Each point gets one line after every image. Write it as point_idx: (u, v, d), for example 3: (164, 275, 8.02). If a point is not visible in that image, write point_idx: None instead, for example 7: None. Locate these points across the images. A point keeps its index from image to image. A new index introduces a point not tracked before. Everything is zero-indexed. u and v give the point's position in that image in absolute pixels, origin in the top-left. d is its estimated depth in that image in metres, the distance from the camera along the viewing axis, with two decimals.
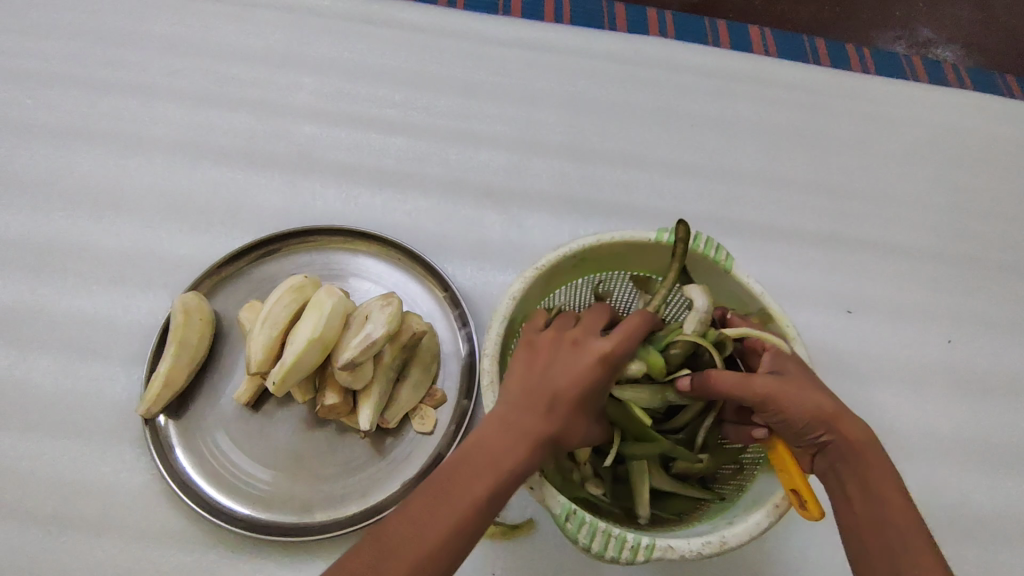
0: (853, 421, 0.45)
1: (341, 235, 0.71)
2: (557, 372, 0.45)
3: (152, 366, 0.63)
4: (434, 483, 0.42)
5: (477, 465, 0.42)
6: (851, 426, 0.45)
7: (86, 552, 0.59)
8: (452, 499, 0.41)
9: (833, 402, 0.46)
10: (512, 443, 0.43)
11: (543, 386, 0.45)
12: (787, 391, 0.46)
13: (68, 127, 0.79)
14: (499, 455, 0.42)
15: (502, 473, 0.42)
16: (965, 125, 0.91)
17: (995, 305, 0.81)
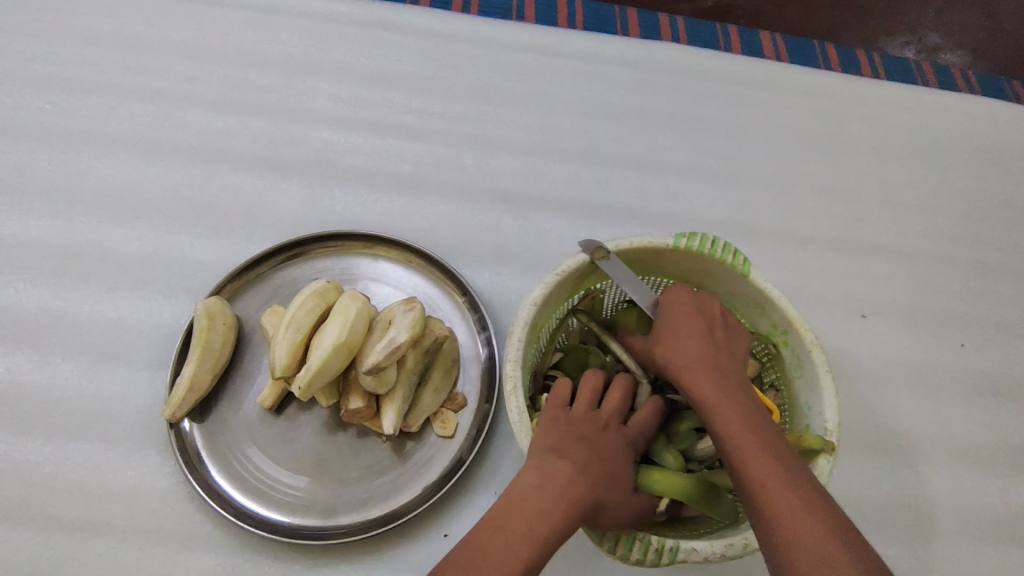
0: (687, 368, 0.51)
1: (360, 240, 0.71)
2: (591, 439, 0.50)
3: (176, 370, 0.64)
4: (476, 542, 0.44)
5: (520, 523, 0.44)
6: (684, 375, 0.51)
7: (112, 555, 0.60)
8: (494, 556, 0.43)
9: (670, 355, 0.52)
10: (553, 505, 0.45)
11: (578, 449, 0.48)
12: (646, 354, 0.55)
13: (88, 132, 0.80)
14: (540, 514, 0.45)
15: (544, 534, 0.44)
16: (975, 130, 0.92)
17: (1007, 309, 0.82)
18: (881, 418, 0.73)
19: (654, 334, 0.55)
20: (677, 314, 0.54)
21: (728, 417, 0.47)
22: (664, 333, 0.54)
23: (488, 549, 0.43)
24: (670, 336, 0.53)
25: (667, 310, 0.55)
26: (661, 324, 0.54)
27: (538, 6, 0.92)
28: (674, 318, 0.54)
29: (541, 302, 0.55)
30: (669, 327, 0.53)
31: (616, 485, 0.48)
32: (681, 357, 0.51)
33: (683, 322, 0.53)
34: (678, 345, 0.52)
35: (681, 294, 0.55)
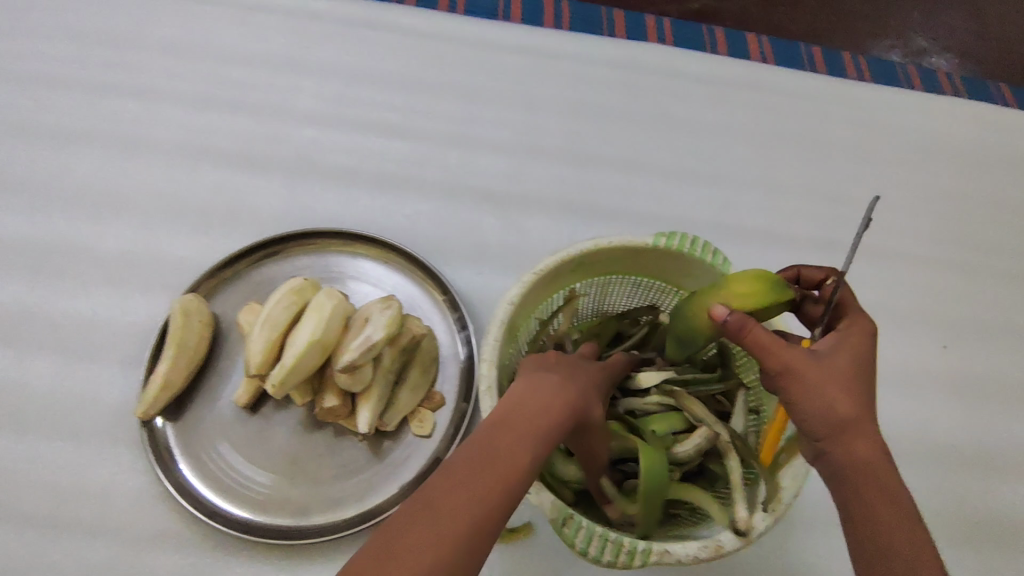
0: (873, 433, 0.43)
1: (339, 238, 0.71)
2: (570, 369, 0.48)
3: (150, 368, 0.63)
4: (471, 457, 0.40)
5: (517, 432, 0.41)
6: (869, 441, 0.43)
7: (82, 553, 0.59)
8: (495, 463, 0.40)
9: (860, 412, 0.43)
10: (547, 410, 0.43)
11: (562, 374, 0.47)
12: (816, 378, 0.43)
13: (69, 128, 0.79)
14: (535, 416, 0.43)
15: (538, 438, 0.42)
16: (959, 133, 0.92)
17: (990, 312, 0.82)
18: None
19: (838, 367, 0.44)
20: (868, 360, 0.45)
21: (907, 499, 0.42)
22: (855, 379, 0.44)
23: (487, 459, 0.40)
24: (860, 386, 0.44)
25: (854, 349, 0.45)
26: (844, 363, 0.44)
27: (524, 7, 0.92)
28: (863, 363, 0.45)
29: (518, 301, 0.54)
30: (857, 373, 0.44)
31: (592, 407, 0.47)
32: (872, 418, 0.44)
33: (870, 372, 0.45)
34: (868, 403, 0.44)
35: (874, 333, 0.46)
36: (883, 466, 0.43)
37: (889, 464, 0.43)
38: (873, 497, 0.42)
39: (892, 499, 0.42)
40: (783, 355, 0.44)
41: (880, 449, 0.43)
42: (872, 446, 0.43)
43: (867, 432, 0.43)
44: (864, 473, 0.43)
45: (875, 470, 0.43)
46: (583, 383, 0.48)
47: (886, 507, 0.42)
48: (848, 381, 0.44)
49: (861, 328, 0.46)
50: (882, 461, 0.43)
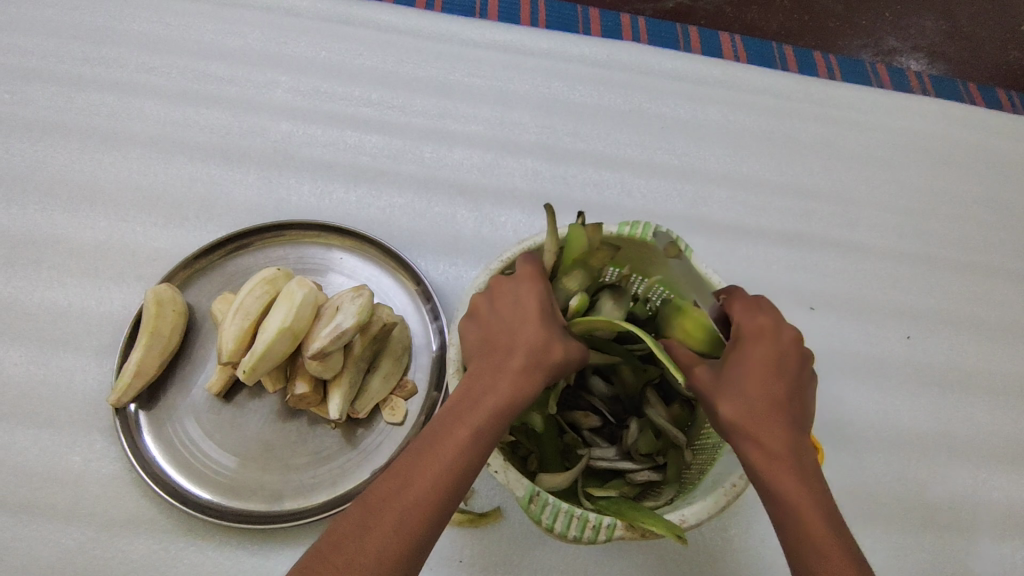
0: (757, 433, 0.44)
1: (314, 229, 0.72)
2: (512, 315, 0.48)
3: (123, 356, 0.64)
4: (398, 474, 0.44)
5: (449, 436, 0.44)
6: (754, 443, 0.44)
7: (54, 539, 0.60)
8: (417, 480, 0.43)
9: (744, 416, 0.44)
10: (483, 398, 0.46)
11: (500, 333, 0.48)
12: (704, 391, 0.47)
13: (46, 122, 0.80)
14: (466, 410, 0.45)
15: (473, 427, 0.44)
16: (926, 130, 0.95)
17: (953, 303, 0.84)
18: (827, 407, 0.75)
19: (722, 376, 0.47)
20: (762, 362, 0.46)
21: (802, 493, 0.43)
22: (734, 384, 0.46)
23: (412, 478, 0.43)
24: (742, 389, 0.45)
25: (743, 355, 0.46)
26: (729, 374, 0.46)
27: (501, 5, 0.94)
28: (746, 369, 0.46)
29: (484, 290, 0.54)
30: (738, 376, 0.46)
31: (544, 347, 0.47)
32: (757, 417, 0.44)
33: (756, 373, 0.45)
34: (751, 404, 0.45)
35: (767, 331, 0.47)
36: (775, 464, 0.43)
37: (780, 463, 0.43)
38: (765, 493, 0.44)
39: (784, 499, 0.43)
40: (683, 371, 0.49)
41: (770, 452, 0.44)
42: (758, 449, 0.44)
43: (754, 435, 0.44)
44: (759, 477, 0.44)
45: (764, 469, 0.44)
46: (524, 328, 0.48)
47: (781, 504, 0.43)
48: (728, 390, 0.46)
49: (747, 327, 0.47)
50: (766, 469, 0.43)
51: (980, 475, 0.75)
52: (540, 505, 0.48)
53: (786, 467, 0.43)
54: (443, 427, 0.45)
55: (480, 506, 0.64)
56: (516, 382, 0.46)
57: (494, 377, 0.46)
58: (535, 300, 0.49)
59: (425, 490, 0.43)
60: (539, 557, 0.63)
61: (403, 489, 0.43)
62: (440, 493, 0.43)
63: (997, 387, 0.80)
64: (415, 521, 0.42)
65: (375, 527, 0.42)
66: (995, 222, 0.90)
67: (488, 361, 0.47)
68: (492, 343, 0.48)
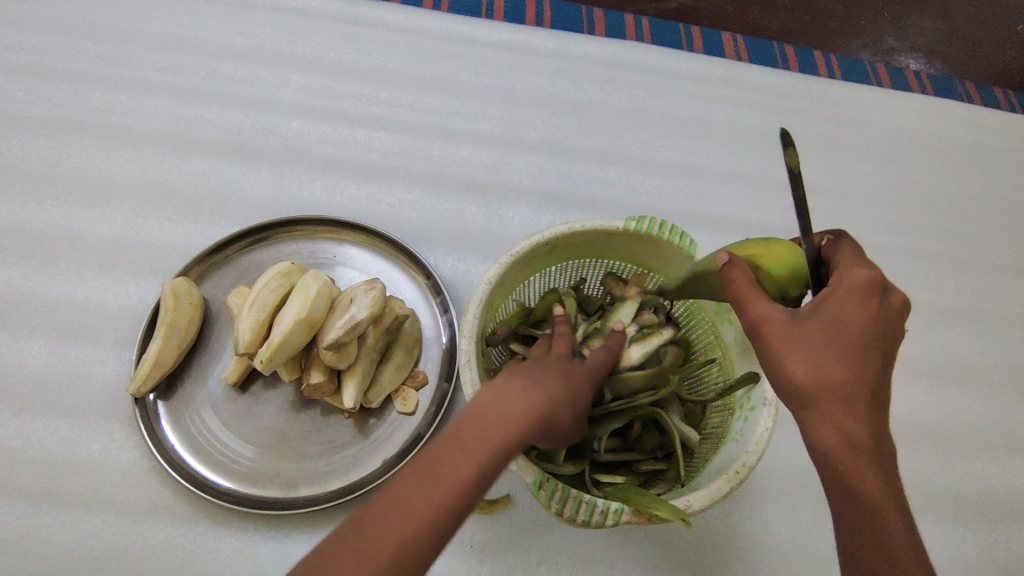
0: (836, 407, 0.42)
1: (326, 225, 0.73)
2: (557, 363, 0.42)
3: (142, 348, 0.65)
4: (391, 509, 0.37)
5: (455, 472, 0.38)
6: (827, 415, 0.42)
7: (75, 525, 0.61)
8: (412, 519, 0.37)
9: (822, 385, 0.42)
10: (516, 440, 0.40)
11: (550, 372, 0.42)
12: (778, 344, 0.43)
13: (62, 119, 0.81)
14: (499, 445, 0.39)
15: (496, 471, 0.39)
16: (924, 128, 0.96)
17: (951, 297, 0.86)
18: None
19: (796, 333, 0.43)
20: (841, 321, 0.42)
21: (868, 473, 0.42)
22: (820, 345, 0.42)
23: (406, 517, 0.37)
24: (827, 354, 0.42)
25: (847, 310, 0.43)
26: (820, 327, 0.43)
27: (507, 5, 0.95)
28: (845, 329, 0.42)
29: (496, 281, 0.56)
30: (833, 336, 0.42)
31: (571, 403, 0.41)
32: (837, 391, 0.42)
33: (855, 336, 0.42)
34: (835, 377, 0.42)
35: (863, 290, 0.43)
36: (843, 438, 0.42)
37: (856, 441, 0.42)
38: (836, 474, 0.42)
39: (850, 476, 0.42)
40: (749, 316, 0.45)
41: (840, 425, 0.42)
42: (830, 423, 0.42)
43: (830, 408, 0.42)
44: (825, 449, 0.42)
45: (831, 441, 0.42)
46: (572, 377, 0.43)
47: (845, 475, 0.42)
48: (818, 348, 0.42)
49: (848, 282, 0.43)
50: (847, 445, 0.42)
51: (977, 464, 0.76)
52: (549, 490, 0.49)
53: (860, 448, 0.41)
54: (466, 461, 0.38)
55: (490, 493, 0.65)
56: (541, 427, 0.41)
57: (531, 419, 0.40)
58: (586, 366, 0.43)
59: (419, 534, 0.37)
60: (547, 543, 0.65)
61: (395, 529, 0.37)
62: (433, 539, 0.37)
63: (994, 380, 0.82)
64: (411, 548, 0.37)
65: (370, 560, 0.36)
66: (992, 218, 0.92)
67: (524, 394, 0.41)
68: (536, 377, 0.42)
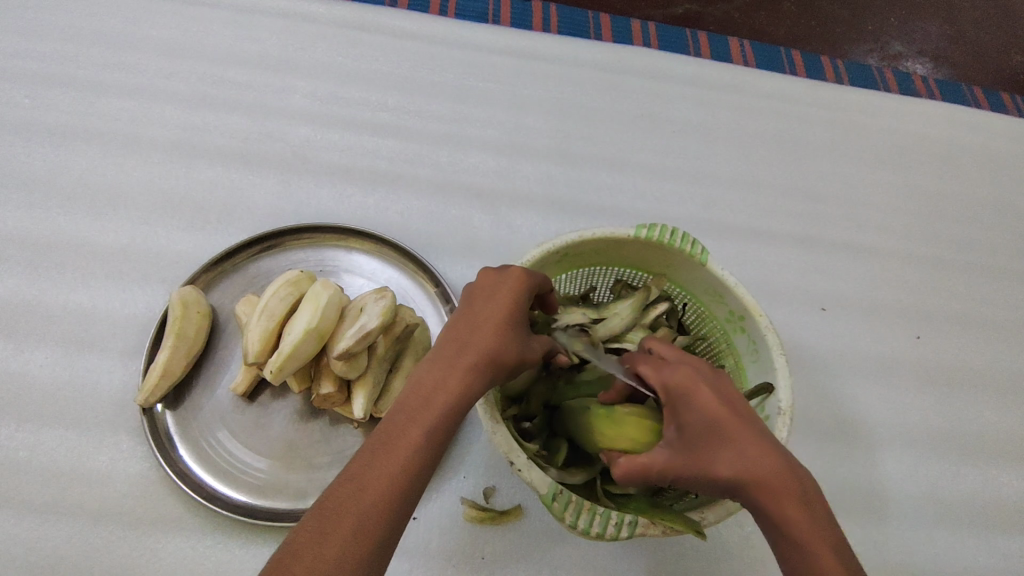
0: (760, 478, 0.41)
1: (334, 232, 0.73)
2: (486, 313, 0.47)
3: (150, 357, 0.65)
4: (354, 475, 0.42)
5: (405, 435, 0.43)
6: (756, 483, 0.41)
7: (82, 538, 0.61)
8: (373, 481, 0.42)
9: (731, 467, 0.42)
10: (434, 396, 0.44)
11: (462, 334, 0.47)
12: (681, 469, 0.43)
13: (68, 126, 0.81)
14: (420, 406, 0.44)
15: (427, 423, 0.43)
16: (932, 133, 0.96)
17: (961, 303, 0.85)
18: (840, 405, 0.76)
19: (688, 448, 0.44)
20: (706, 410, 0.44)
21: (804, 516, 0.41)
22: (705, 442, 0.43)
23: (368, 481, 0.42)
24: (711, 447, 0.43)
25: (691, 400, 0.44)
26: (684, 432, 0.44)
27: (514, 11, 0.95)
28: (695, 417, 0.44)
29: None
30: (697, 427, 0.43)
31: (497, 348, 0.46)
32: (754, 463, 0.41)
33: (699, 416, 0.44)
34: (747, 457, 0.41)
35: (695, 379, 0.45)
36: (781, 498, 0.41)
37: (788, 495, 0.41)
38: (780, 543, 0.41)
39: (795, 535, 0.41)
40: (649, 466, 0.44)
41: (772, 493, 0.41)
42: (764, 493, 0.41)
43: (760, 482, 0.41)
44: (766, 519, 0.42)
45: (777, 511, 0.41)
46: (478, 331, 0.46)
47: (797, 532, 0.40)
48: (697, 446, 0.43)
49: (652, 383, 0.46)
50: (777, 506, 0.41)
51: (990, 473, 0.76)
52: (563, 502, 0.48)
53: (796, 498, 0.41)
54: (396, 428, 0.44)
55: (501, 503, 0.65)
56: (466, 379, 0.45)
57: (446, 371, 0.45)
58: (507, 300, 0.47)
59: (379, 493, 0.41)
60: (559, 554, 0.64)
61: (359, 491, 0.41)
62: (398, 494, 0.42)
63: (1006, 387, 0.81)
64: (369, 517, 0.41)
65: (334, 533, 0.40)
66: (1001, 224, 0.92)
67: (439, 365, 0.45)
68: (453, 346, 0.46)
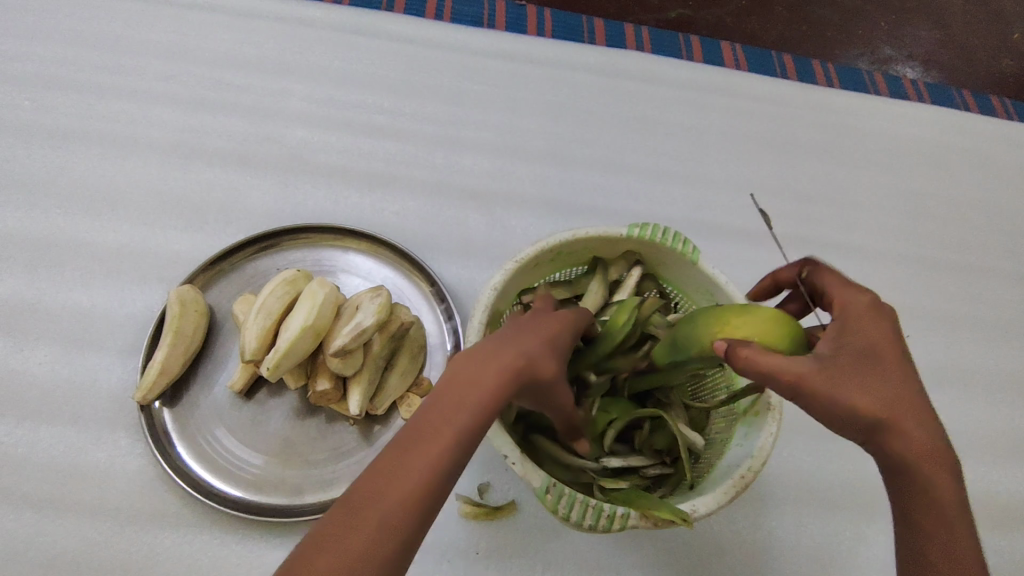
0: (912, 433, 0.41)
1: (331, 232, 0.74)
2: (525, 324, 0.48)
3: (148, 355, 0.65)
4: (385, 468, 0.39)
5: (438, 426, 0.41)
6: (908, 439, 0.41)
7: (80, 533, 0.61)
8: (405, 473, 0.39)
9: (891, 409, 0.41)
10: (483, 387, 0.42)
11: (522, 339, 0.46)
12: (829, 392, 0.41)
13: (67, 128, 0.82)
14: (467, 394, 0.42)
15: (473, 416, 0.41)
16: (921, 135, 0.97)
17: (950, 303, 0.86)
18: None
19: (840, 371, 0.41)
20: (872, 347, 0.42)
21: (939, 480, 0.42)
22: (869, 378, 0.41)
23: (399, 474, 0.39)
24: (880, 382, 0.41)
25: (870, 331, 0.43)
26: (850, 358, 0.42)
27: (508, 15, 0.96)
28: (871, 349, 0.42)
29: (501, 288, 0.56)
30: (864, 357, 0.42)
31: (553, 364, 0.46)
32: (910, 417, 0.41)
33: (886, 356, 0.42)
34: (898, 397, 0.41)
35: (875, 312, 0.43)
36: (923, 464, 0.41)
37: (935, 460, 0.41)
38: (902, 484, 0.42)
39: (923, 493, 0.42)
40: (786, 370, 0.41)
41: (919, 455, 0.41)
42: (910, 450, 0.41)
43: (909, 433, 0.41)
44: (909, 474, 0.42)
45: (921, 471, 0.41)
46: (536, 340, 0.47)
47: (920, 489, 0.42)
48: (875, 377, 0.41)
49: (847, 309, 0.44)
50: (920, 460, 0.41)
51: (979, 469, 0.77)
52: (556, 495, 0.49)
53: (939, 463, 0.41)
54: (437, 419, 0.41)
55: (495, 499, 0.65)
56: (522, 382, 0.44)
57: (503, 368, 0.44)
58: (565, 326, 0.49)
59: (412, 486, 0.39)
60: (553, 550, 0.65)
61: (393, 482, 0.39)
62: (426, 494, 0.39)
63: (995, 385, 0.82)
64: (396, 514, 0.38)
65: (360, 527, 0.37)
66: (989, 225, 0.93)
67: (493, 361, 0.44)
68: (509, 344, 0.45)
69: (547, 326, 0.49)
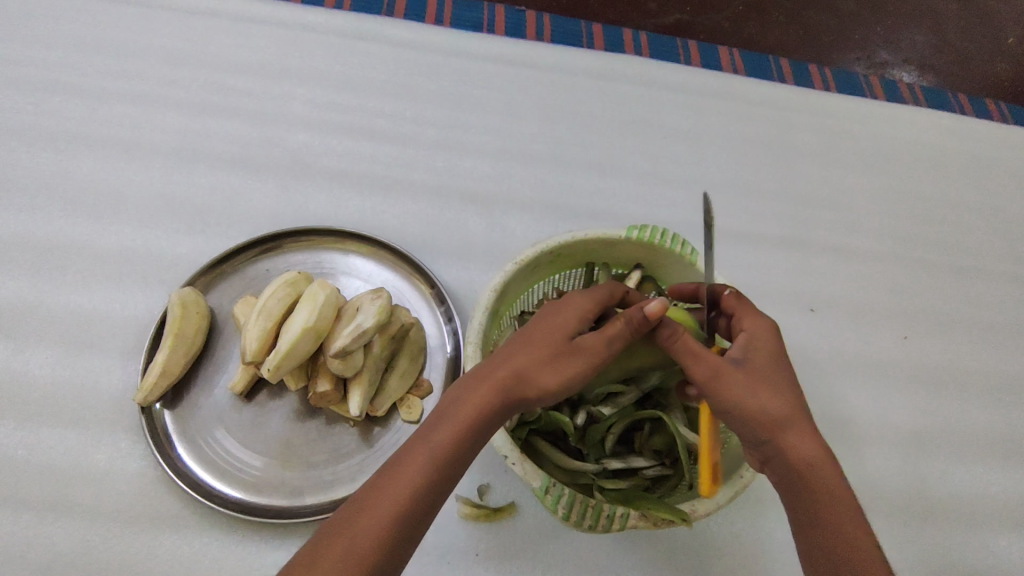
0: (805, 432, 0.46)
1: (332, 235, 0.74)
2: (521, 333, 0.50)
3: (149, 357, 0.66)
4: (360, 499, 0.44)
5: (413, 456, 0.45)
6: (801, 438, 0.46)
7: (80, 534, 0.61)
8: (374, 502, 0.43)
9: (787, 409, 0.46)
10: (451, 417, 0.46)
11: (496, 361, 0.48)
12: (735, 384, 0.46)
13: (70, 132, 0.82)
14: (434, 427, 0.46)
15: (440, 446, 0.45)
16: (918, 139, 0.98)
17: (948, 305, 0.87)
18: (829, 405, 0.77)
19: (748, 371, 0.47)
20: (774, 356, 0.49)
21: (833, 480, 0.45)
22: (768, 381, 0.47)
23: (370, 502, 0.43)
24: (777, 386, 0.47)
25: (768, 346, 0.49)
26: (758, 365, 0.48)
27: (507, 20, 0.97)
28: (771, 359, 0.48)
29: (501, 289, 0.57)
30: (768, 366, 0.48)
31: (527, 375, 0.47)
32: (802, 418, 0.46)
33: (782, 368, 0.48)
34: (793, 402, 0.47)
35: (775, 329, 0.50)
36: (820, 463, 0.46)
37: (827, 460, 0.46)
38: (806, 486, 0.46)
39: (824, 491, 0.45)
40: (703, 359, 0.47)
41: (811, 454, 0.46)
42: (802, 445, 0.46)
43: (803, 431, 0.46)
44: (806, 477, 0.45)
45: (818, 470, 0.45)
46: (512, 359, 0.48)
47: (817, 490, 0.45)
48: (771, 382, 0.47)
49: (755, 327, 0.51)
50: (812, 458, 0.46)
51: (977, 471, 0.77)
52: (555, 496, 0.49)
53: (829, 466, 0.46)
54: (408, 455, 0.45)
55: (495, 500, 0.66)
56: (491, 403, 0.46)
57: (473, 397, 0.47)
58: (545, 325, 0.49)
59: (381, 514, 0.43)
60: (553, 551, 0.65)
61: (361, 511, 0.43)
62: (396, 520, 0.43)
63: (992, 386, 0.82)
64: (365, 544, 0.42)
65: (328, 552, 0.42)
66: (985, 227, 0.93)
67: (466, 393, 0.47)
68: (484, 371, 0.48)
69: (534, 333, 0.49)
